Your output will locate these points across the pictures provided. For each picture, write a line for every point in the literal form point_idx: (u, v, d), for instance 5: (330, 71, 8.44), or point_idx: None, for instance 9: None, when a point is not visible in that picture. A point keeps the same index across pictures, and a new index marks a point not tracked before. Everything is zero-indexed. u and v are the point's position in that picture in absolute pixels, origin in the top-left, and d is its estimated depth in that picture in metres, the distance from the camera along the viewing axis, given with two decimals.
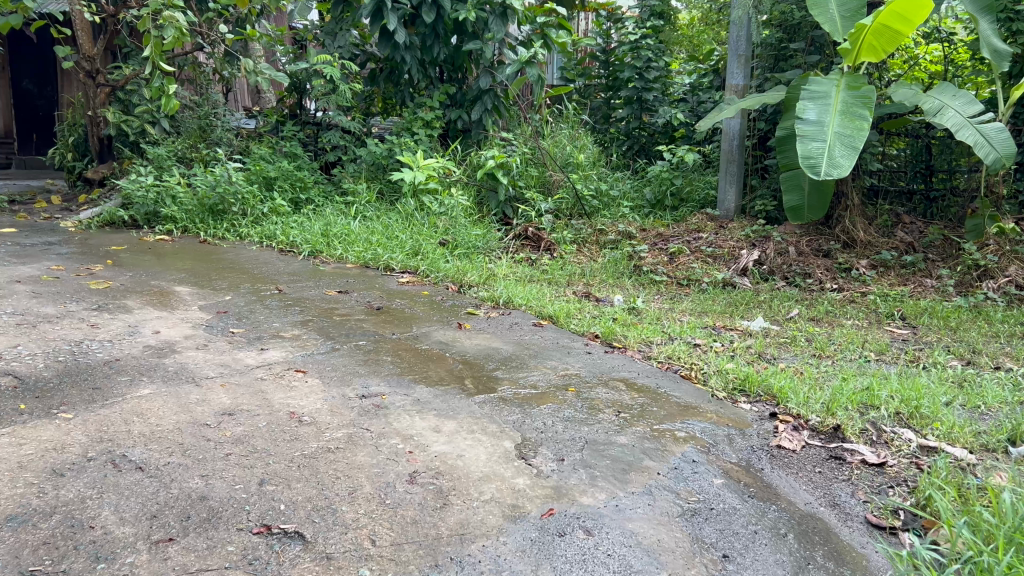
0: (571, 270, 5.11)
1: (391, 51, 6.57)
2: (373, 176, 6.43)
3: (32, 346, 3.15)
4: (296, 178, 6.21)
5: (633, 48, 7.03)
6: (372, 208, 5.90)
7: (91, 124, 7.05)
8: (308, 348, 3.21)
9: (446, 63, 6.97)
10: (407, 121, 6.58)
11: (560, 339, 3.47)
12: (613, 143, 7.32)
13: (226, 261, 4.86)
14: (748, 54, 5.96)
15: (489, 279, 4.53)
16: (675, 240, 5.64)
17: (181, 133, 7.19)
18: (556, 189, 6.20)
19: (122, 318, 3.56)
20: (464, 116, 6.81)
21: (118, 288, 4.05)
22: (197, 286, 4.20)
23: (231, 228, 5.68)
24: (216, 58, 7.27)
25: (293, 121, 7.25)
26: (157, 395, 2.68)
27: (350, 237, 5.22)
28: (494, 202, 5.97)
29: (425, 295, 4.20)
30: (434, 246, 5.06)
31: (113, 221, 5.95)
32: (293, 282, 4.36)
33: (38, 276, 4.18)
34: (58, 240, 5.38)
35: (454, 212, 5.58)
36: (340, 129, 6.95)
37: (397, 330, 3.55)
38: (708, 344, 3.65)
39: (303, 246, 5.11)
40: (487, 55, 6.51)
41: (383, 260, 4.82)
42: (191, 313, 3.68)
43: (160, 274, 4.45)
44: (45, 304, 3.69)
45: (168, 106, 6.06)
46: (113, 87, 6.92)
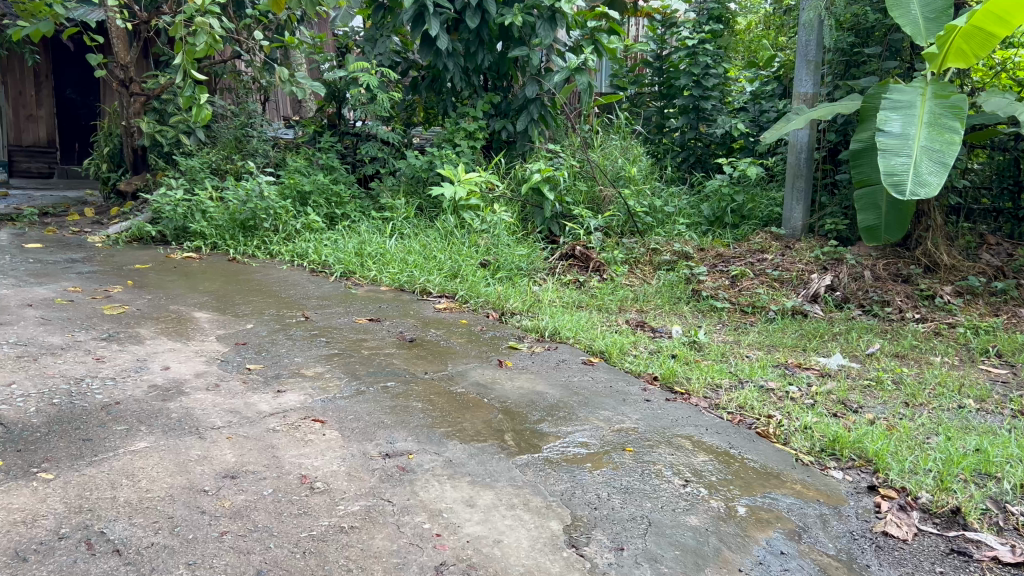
0: (623, 294, 4.69)
1: (433, 58, 6.24)
2: (412, 190, 6.10)
3: (27, 383, 2.84)
4: (332, 193, 5.90)
5: (689, 54, 6.57)
6: (410, 225, 5.56)
7: (126, 134, 6.86)
8: (330, 391, 2.85)
9: (490, 70, 6.60)
10: (449, 132, 6.24)
11: (614, 382, 3.07)
12: (667, 155, 6.88)
13: (254, 283, 4.56)
14: (819, 60, 5.53)
15: (534, 306, 4.14)
16: (736, 261, 5.20)
17: (217, 143, 6.94)
18: (607, 204, 5.78)
19: (131, 350, 3.24)
20: (509, 127, 6.43)
21: (134, 314, 3.75)
22: (219, 312, 3.88)
23: (262, 245, 5.39)
24: (254, 66, 7.02)
25: (332, 131, 6.95)
26: (153, 451, 2.33)
27: (385, 257, 4.88)
28: (539, 219, 5.59)
29: (465, 324, 3.83)
30: (474, 268, 4.69)
31: (141, 236, 5.70)
32: (321, 308, 4.03)
33: (51, 299, 3.91)
34: (82, 257, 5.13)
35: (497, 230, 5.21)
36: (379, 140, 6.65)
37: (432, 367, 3.17)
38: (782, 390, 3.21)
39: (336, 266, 4.79)
40: (535, 63, 6.14)
41: (419, 283, 4.47)
42: (207, 344, 3.35)
43: (181, 297, 4.16)
44: (52, 332, 3.40)
45: (200, 116, 5.78)
46: (148, 95, 6.70)
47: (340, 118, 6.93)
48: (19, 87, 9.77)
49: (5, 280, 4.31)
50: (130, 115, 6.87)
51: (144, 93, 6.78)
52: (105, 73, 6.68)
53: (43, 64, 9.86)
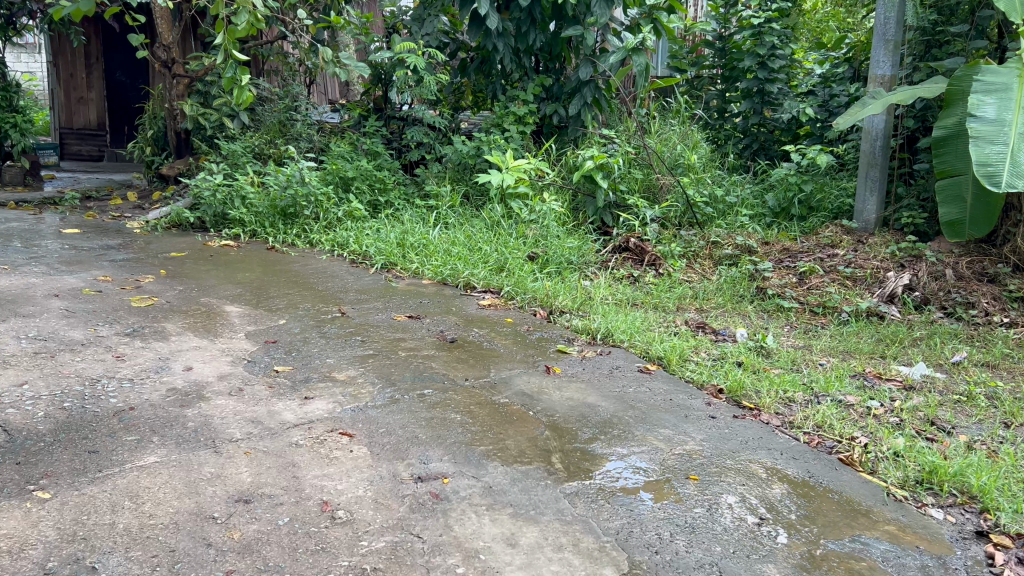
0: (681, 292, 4.37)
1: (482, 38, 5.96)
2: (458, 177, 5.84)
3: (41, 383, 2.65)
4: (375, 178, 5.65)
5: (754, 34, 6.15)
6: (456, 214, 5.30)
7: (169, 117, 6.74)
8: (361, 399, 2.60)
9: (542, 51, 6.28)
10: (498, 116, 5.96)
11: (676, 394, 2.77)
12: (729, 141, 6.49)
13: (291, 273, 4.35)
14: (898, 39, 5.05)
15: (585, 304, 3.85)
16: (804, 257, 4.84)
17: (260, 127, 6.76)
18: (664, 193, 5.43)
19: (154, 347, 3.04)
20: (560, 111, 6.11)
21: (162, 307, 3.56)
22: (250, 306, 3.67)
23: (302, 233, 5.18)
24: (300, 47, 6.80)
25: (377, 115, 6.71)
26: (162, 467, 2.11)
27: (428, 248, 4.62)
28: (591, 208, 5.28)
29: (511, 324, 3.55)
30: (522, 261, 4.42)
31: (180, 223, 5.54)
32: (359, 303, 3.79)
33: (79, 290, 3.74)
34: (118, 243, 4.99)
35: (546, 221, 4.92)
36: (425, 125, 6.40)
37: (473, 371, 2.90)
38: (862, 406, 2.87)
39: (376, 257, 4.55)
40: (589, 43, 5.79)
41: (463, 277, 4.21)
42: (235, 343, 3.13)
43: (213, 288, 3.95)
44: (75, 326, 3.22)
45: (241, 98, 5.58)
46: (191, 77, 6.55)
47: (386, 102, 6.67)
48: (69, 69, 9.83)
49: (36, 268, 4.16)
50: (173, 97, 6.70)
51: (187, 74, 6.63)
52: (148, 53, 6.51)
53: (94, 46, 9.84)
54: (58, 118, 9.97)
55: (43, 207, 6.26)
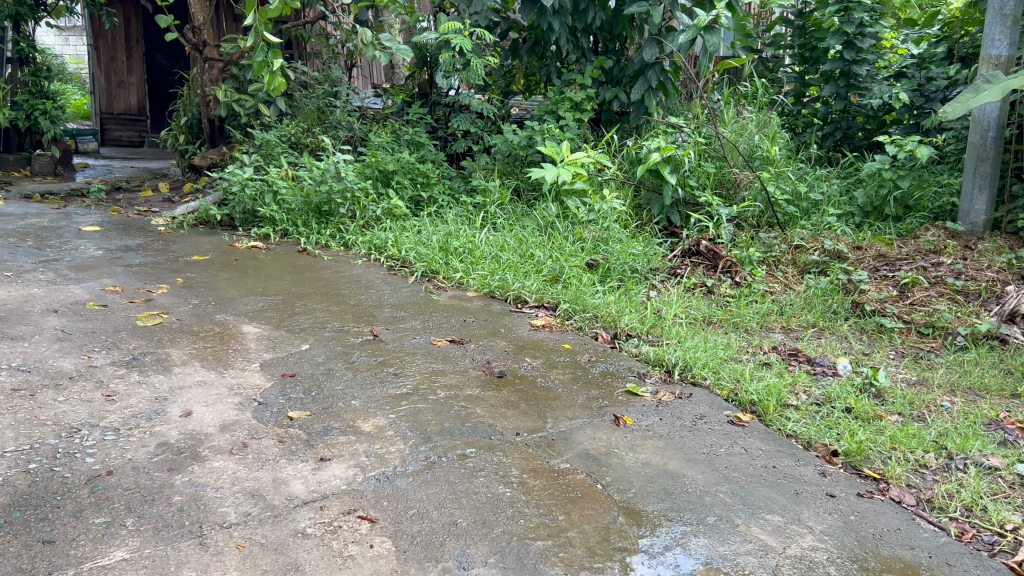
0: (763, 308, 3.81)
1: (536, 17, 5.42)
2: (508, 170, 5.32)
3: (9, 434, 2.20)
4: (418, 172, 5.14)
5: (840, 9, 5.42)
6: (505, 214, 4.78)
7: (202, 104, 6.34)
8: (388, 464, 2.10)
9: (602, 30, 5.69)
10: (552, 103, 5.42)
11: (780, 459, 2.23)
12: (808, 129, 5.83)
13: (322, 282, 3.89)
14: (1016, 13, 4.39)
15: (655, 326, 3.30)
16: (905, 265, 4.22)
17: (298, 114, 6.31)
18: (740, 189, 4.83)
19: (153, 382, 2.59)
20: (622, 97, 5.52)
21: (171, 326, 3.12)
22: (271, 325, 3.21)
23: (337, 234, 4.70)
24: (341, 28, 6.32)
25: (422, 101, 6.20)
26: (129, 571, 1.64)
27: (474, 254, 4.12)
28: (657, 207, 4.71)
29: (571, 351, 3.03)
30: (580, 271, 3.89)
31: (208, 219, 5.13)
32: (395, 322, 3.31)
33: (82, 304, 3.32)
34: (138, 244, 4.58)
35: (607, 222, 4.38)
36: (473, 112, 5.89)
37: (528, 419, 2.40)
38: (1013, 473, 2.27)
39: (416, 264, 4.06)
40: (656, 21, 5.18)
41: (513, 290, 3.70)
42: (247, 377, 2.66)
43: (232, 302, 3.50)
44: (66, 352, 2.78)
45: (272, 85, 5.11)
46: (225, 61, 6.15)
47: (432, 86, 6.15)
48: (110, 52, 9.51)
49: (43, 275, 3.76)
50: (206, 82, 6.30)
51: (220, 58, 6.20)
52: (177, 35, 6.11)
53: (134, 28, 9.56)
54: (98, 103, 9.59)
55: (70, 200, 5.92)
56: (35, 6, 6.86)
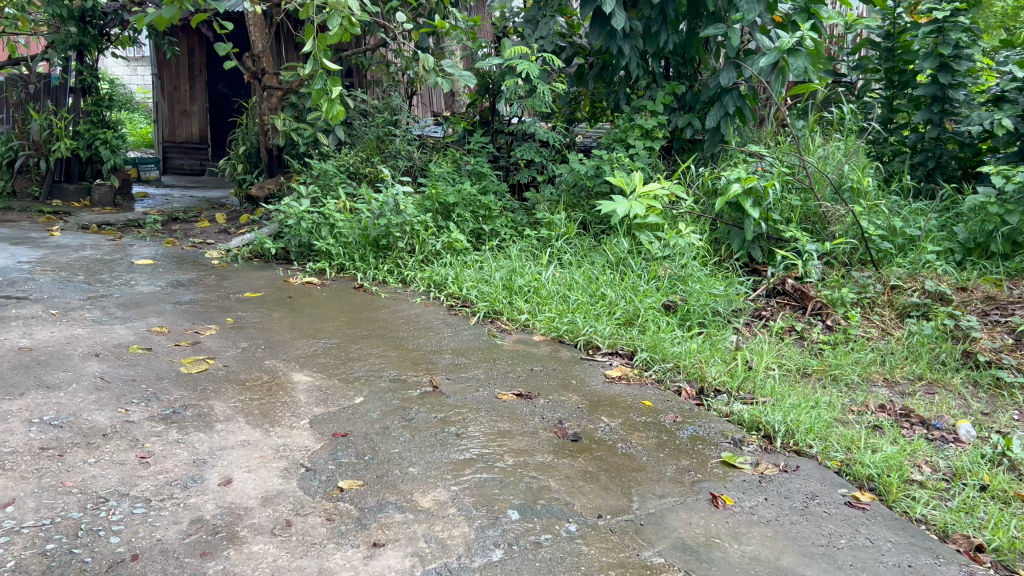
0: (863, 357, 3.43)
1: (605, 41, 5.14)
2: (574, 202, 5.03)
3: (30, 505, 1.97)
4: (479, 204, 4.88)
5: (935, 30, 4.97)
6: (573, 249, 4.48)
7: (260, 133, 6.22)
8: (452, 553, 1.80)
9: (674, 55, 5.40)
10: (622, 130, 5.13)
11: (916, 557, 1.88)
12: (897, 158, 5.43)
13: (379, 322, 3.64)
14: None
15: (746, 380, 2.97)
16: (1019, 310, 3.80)
17: (357, 143, 6.14)
18: (830, 223, 4.45)
19: (193, 442, 2.34)
20: (696, 123, 5.21)
21: (216, 374, 2.89)
22: (324, 373, 2.96)
23: (395, 269, 4.46)
24: (402, 55, 6.15)
25: (484, 130, 5.95)
26: None
27: (540, 293, 3.82)
28: (737, 242, 4.36)
29: (653, 410, 2.70)
30: (656, 313, 3.57)
31: (262, 252, 4.94)
32: (457, 369, 3.02)
33: (126, 347, 3.12)
34: (190, 279, 4.41)
35: (684, 259, 4.04)
36: (537, 141, 5.63)
37: (612, 497, 2.08)
38: None
39: (479, 303, 3.78)
40: (734, 44, 4.84)
41: (583, 334, 3.38)
42: (294, 436, 2.40)
43: (283, 345, 3.27)
44: (103, 405, 2.56)
45: (330, 114, 4.90)
46: (284, 90, 6.03)
47: (494, 114, 5.91)
48: (173, 82, 9.62)
49: (89, 313, 3.58)
50: (266, 110, 6.18)
51: (279, 86, 6.08)
52: (236, 63, 6.01)
53: (197, 58, 9.58)
54: (161, 133, 9.71)
55: (126, 231, 5.83)
56: (99, 36, 6.83)
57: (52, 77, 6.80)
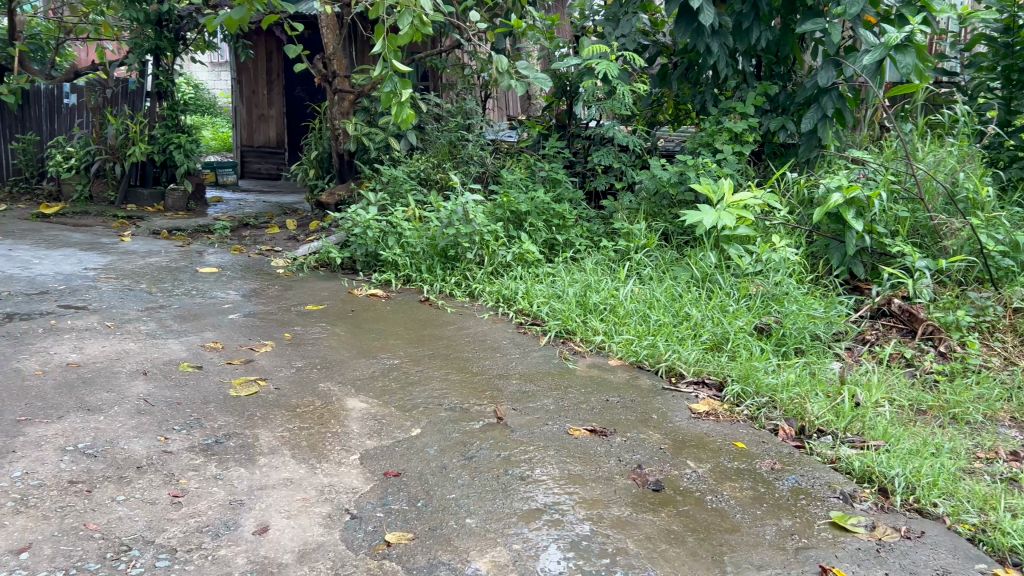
0: (987, 393, 3.00)
1: (692, 38, 4.79)
2: (656, 211, 4.69)
3: (46, 552, 1.76)
4: (553, 212, 4.60)
5: None
6: (653, 262, 4.15)
7: (331, 137, 6.08)
8: None
9: (767, 53, 5.04)
10: (708, 134, 4.78)
11: None
12: (1016, 165, 4.91)
13: (445, 341, 3.39)
14: None
15: (854, 420, 2.61)
16: None
17: (428, 148, 5.93)
18: (941, 237, 4.01)
19: (232, 479, 2.12)
20: (790, 126, 4.82)
21: (267, 398, 2.68)
22: (383, 399, 2.72)
23: (462, 282, 4.22)
24: (477, 57, 5.91)
25: (560, 134, 5.66)
26: None
27: (618, 311, 3.51)
28: (836, 256, 3.96)
29: (746, 455, 2.38)
30: (747, 337, 3.22)
31: (328, 262, 4.77)
32: (525, 397, 2.75)
33: (176, 365, 2.95)
34: (253, 289, 4.26)
35: (778, 275, 3.67)
36: (616, 145, 5.31)
37: (702, 567, 1.77)
38: None
39: (550, 321, 3.49)
40: (835, 40, 4.43)
41: (665, 359, 3.06)
42: (342, 476, 2.16)
43: (341, 366, 3.05)
44: (142, 432, 2.37)
45: (400, 118, 4.67)
46: (356, 93, 5.88)
47: (571, 117, 5.64)
48: (251, 86, 9.67)
49: (145, 325, 3.45)
50: (337, 114, 6.03)
51: (351, 89, 5.94)
52: (308, 66, 5.88)
53: (275, 62, 9.56)
54: (239, 135, 9.83)
55: (196, 237, 5.76)
56: (175, 40, 6.81)
57: (130, 81, 6.94)
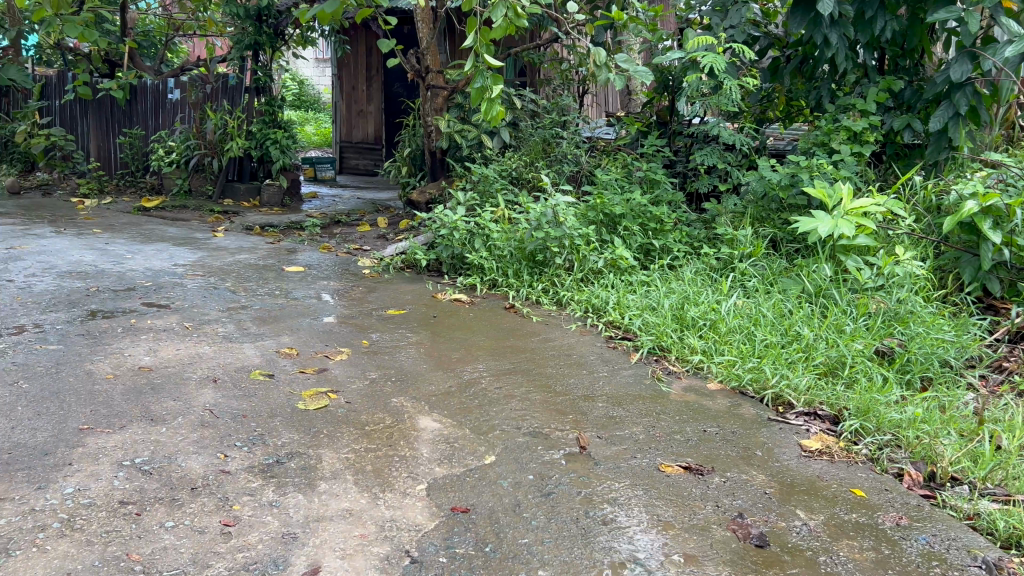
0: None
1: (808, 28, 4.40)
2: (762, 215, 4.34)
3: None
4: (650, 215, 4.32)
5: None
6: (759, 272, 3.82)
7: (424, 134, 5.94)
8: None
9: (893, 44, 4.61)
10: (823, 133, 4.39)
11: None
12: None
13: (529, 353, 3.17)
14: None
15: (994, 469, 2.25)
16: None
17: (522, 146, 5.72)
18: None
19: (289, 508, 1.95)
20: (917, 125, 4.37)
21: (336, 413, 2.53)
22: (458, 419, 2.52)
23: (551, 288, 3.99)
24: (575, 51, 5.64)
25: (661, 132, 5.35)
26: None
27: (718, 327, 3.21)
28: (969, 272, 3.53)
29: (866, 505, 2.07)
30: (866, 362, 2.88)
31: (414, 262, 4.63)
32: (613, 423, 2.50)
33: (248, 372, 2.83)
34: (335, 290, 4.14)
35: (902, 292, 3.30)
36: (721, 144, 4.98)
37: None
38: None
39: (643, 336, 3.22)
40: (973, 29, 3.96)
41: (772, 386, 2.76)
42: (406, 510, 1.96)
43: (418, 378, 2.87)
44: (202, 447, 2.23)
45: (492, 114, 4.41)
46: (450, 90, 5.73)
47: (671, 113, 5.31)
48: (352, 82, 9.70)
49: (223, 327, 3.36)
50: (430, 111, 5.86)
51: (445, 85, 5.79)
52: (402, 61, 5.77)
53: (374, 58, 9.49)
54: (339, 132, 9.92)
55: (286, 233, 5.73)
56: (274, 35, 6.80)
57: (229, 77, 6.93)
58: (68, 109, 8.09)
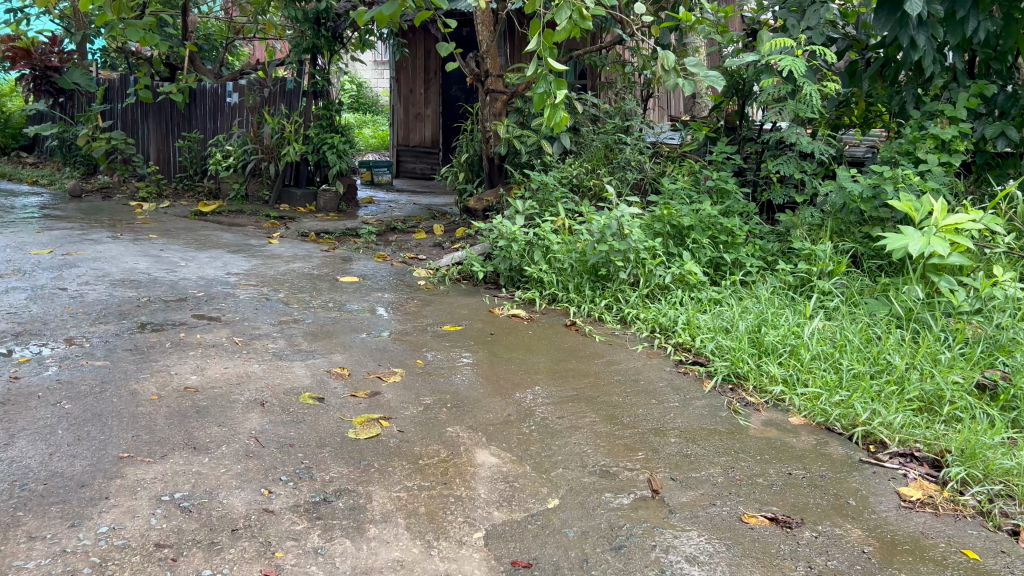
0: None
1: (894, 29, 4.04)
2: (842, 229, 4.06)
3: None
4: (720, 227, 4.08)
5: None
6: (841, 292, 3.55)
7: (482, 140, 5.82)
8: None
9: (984, 45, 4.29)
10: (908, 141, 4.08)
11: None
12: None
13: (592, 377, 2.97)
14: None
15: None
16: None
17: (583, 152, 5.52)
18: None
19: (334, 556, 1.79)
20: (1011, 134, 4.03)
21: (388, 444, 2.36)
22: (517, 454, 2.33)
23: (614, 304, 3.77)
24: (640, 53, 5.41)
25: (730, 138, 5.09)
26: None
27: (799, 353, 2.97)
28: None
29: (981, 571, 1.82)
30: (967, 397, 2.61)
31: (471, 274, 4.47)
32: (688, 463, 2.29)
33: (297, 395, 2.68)
34: (390, 302, 4.00)
35: (1003, 318, 3.01)
36: (796, 152, 4.70)
37: None
38: None
39: (717, 362, 2.99)
40: None
41: (862, 423, 2.51)
42: (462, 562, 1.78)
43: (474, 405, 2.68)
44: (245, 482, 2.09)
45: (553, 120, 4.24)
46: (510, 94, 5.58)
47: (741, 118, 5.06)
48: (409, 85, 9.56)
49: (273, 343, 3.23)
50: (489, 116, 5.73)
51: (505, 89, 5.65)
52: (460, 65, 5.63)
53: (433, 61, 9.44)
54: (396, 134, 9.73)
55: (342, 241, 5.62)
56: (332, 38, 6.71)
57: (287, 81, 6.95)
58: (130, 112, 8.21)
